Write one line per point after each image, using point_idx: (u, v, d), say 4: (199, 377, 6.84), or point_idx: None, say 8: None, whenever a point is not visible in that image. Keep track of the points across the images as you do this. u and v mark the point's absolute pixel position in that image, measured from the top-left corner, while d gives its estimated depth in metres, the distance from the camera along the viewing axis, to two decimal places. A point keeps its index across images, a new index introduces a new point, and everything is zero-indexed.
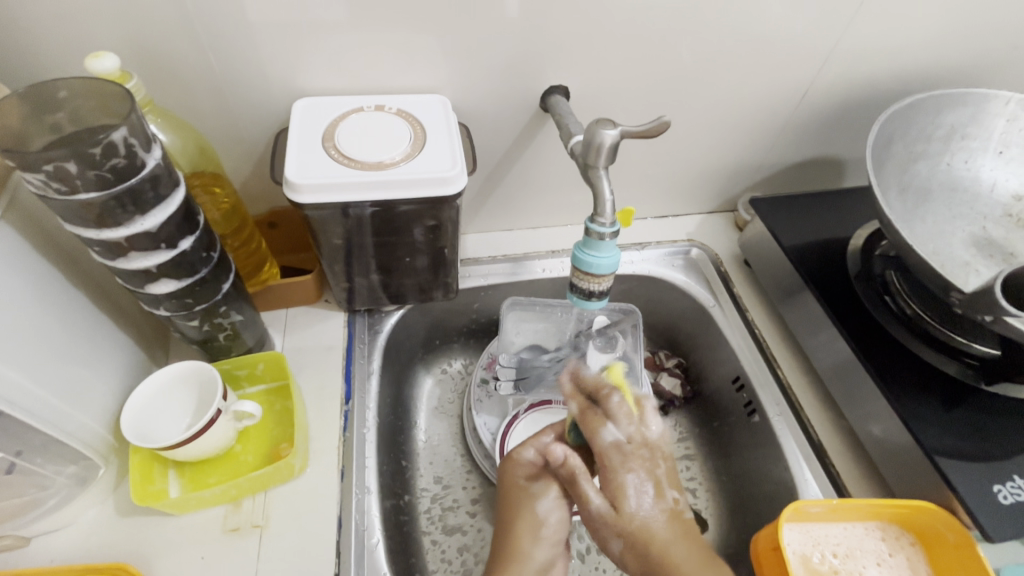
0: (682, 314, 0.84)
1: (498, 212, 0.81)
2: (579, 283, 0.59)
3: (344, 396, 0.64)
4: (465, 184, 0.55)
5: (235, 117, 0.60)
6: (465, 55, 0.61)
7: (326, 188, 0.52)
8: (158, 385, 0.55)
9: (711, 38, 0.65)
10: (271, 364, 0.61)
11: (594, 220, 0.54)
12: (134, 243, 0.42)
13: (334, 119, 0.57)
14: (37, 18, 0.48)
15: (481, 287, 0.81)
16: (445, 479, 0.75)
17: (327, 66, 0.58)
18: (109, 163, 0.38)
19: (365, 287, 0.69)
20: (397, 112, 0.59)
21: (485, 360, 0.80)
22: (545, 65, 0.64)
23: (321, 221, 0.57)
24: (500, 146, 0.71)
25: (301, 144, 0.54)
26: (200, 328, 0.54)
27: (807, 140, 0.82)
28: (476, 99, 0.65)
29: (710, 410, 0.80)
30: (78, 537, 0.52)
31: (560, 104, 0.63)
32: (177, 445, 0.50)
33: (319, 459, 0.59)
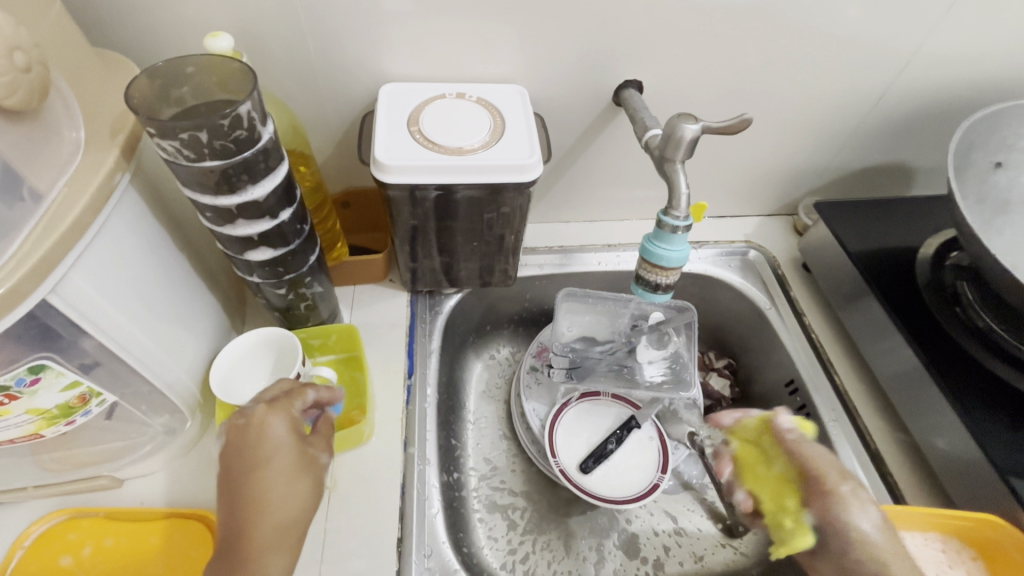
0: (735, 314, 0.84)
1: (558, 203, 0.82)
2: (645, 275, 0.59)
3: (407, 371, 0.67)
4: (541, 172, 0.56)
5: (322, 98, 0.62)
6: (545, 47, 0.62)
7: (412, 169, 0.54)
8: (242, 351, 0.58)
9: (791, 38, 0.65)
10: (343, 336, 0.64)
11: (667, 212, 0.55)
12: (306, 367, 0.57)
13: (417, 103, 0.59)
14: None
15: (536, 276, 0.82)
16: (493, 460, 0.79)
17: (413, 53, 0.61)
18: (233, 135, 0.41)
19: (429, 269, 0.72)
20: (478, 99, 0.60)
21: (536, 348, 0.83)
22: (619, 60, 0.65)
23: (398, 202, 0.59)
24: (567, 138, 0.72)
25: (388, 126, 0.56)
26: (285, 297, 0.57)
27: (876, 146, 0.80)
28: (549, 90, 0.66)
29: (757, 414, 0.81)
30: (166, 482, 0.56)
31: (634, 98, 0.64)
32: (291, 437, 0.45)
33: (384, 429, 0.62)
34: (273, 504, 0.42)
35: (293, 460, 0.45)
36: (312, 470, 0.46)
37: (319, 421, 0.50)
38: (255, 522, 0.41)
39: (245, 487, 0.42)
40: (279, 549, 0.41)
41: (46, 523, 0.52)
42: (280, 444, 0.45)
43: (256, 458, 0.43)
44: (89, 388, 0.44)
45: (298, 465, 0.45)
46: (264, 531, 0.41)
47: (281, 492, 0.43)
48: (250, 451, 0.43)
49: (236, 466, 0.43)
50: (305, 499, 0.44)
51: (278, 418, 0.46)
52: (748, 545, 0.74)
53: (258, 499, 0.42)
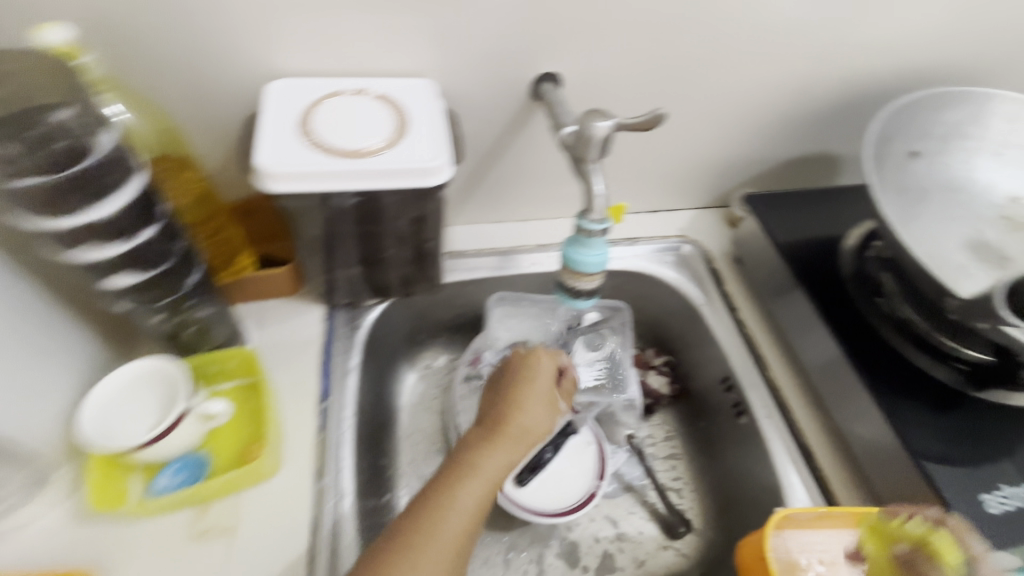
0: (671, 310, 0.83)
1: (486, 203, 0.78)
2: (567, 281, 0.56)
3: (321, 394, 0.61)
4: (450, 175, 0.52)
5: (204, 96, 0.56)
6: (452, 37, 0.57)
7: (302, 176, 0.48)
8: (113, 392, 0.51)
9: (709, 27, 0.63)
10: (244, 361, 0.58)
11: (585, 217, 0.52)
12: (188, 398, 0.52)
13: (310, 101, 0.53)
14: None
15: (466, 281, 0.78)
16: (429, 478, 0.75)
17: (304, 46, 0.55)
18: (56, 147, 0.36)
19: (344, 281, 0.66)
20: (379, 96, 0.55)
21: (469, 358, 0.77)
22: (536, 51, 0.61)
23: (295, 212, 0.54)
24: (488, 135, 0.68)
25: (275, 129, 0.50)
26: (166, 323, 0.51)
27: (802, 137, 0.80)
28: (463, 84, 0.62)
29: (695, 411, 0.80)
30: (30, 541, 0.49)
31: (551, 91, 0.60)
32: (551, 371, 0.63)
33: (294, 460, 0.56)
34: (479, 467, 0.52)
35: (548, 397, 0.60)
36: (550, 408, 0.60)
37: (563, 380, 0.67)
38: (509, 420, 0.56)
39: (504, 403, 0.58)
40: (514, 445, 0.55)
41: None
42: (542, 379, 0.61)
43: (519, 396, 0.59)
44: None
45: (547, 398, 0.60)
46: (517, 424, 0.56)
47: (531, 417, 0.58)
48: (522, 371, 0.61)
49: (490, 415, 0.58)
50: (542, 412, 0.59)
51: (550, 361, 0.64)
52: (689, 546, 0.72)
53: (469, 471, 0.52)
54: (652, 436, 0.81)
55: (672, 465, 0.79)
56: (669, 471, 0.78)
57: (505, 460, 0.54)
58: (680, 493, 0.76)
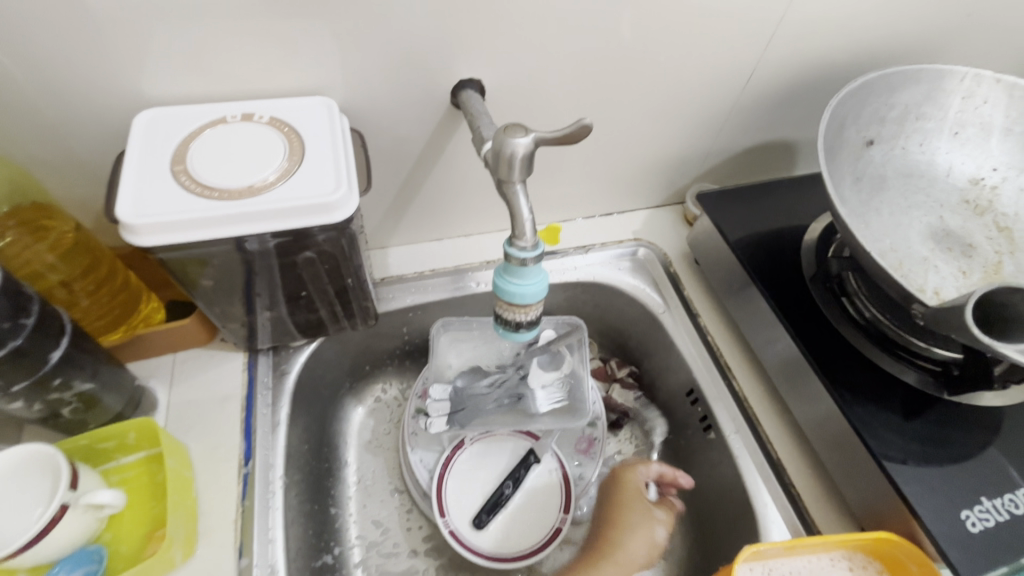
0: (631, 319, 0.78)
1: (423, 222, 0.72)
2: (503, 313, 0.50)
3: (243, 456, 0.55)
4: (355, 206, 0.45)
5: (63, 133, 0.48)
6: (351, 47, 0.50)
7: (174, 226, 0.41)
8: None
9: (643, 17, 0.57)
10: (143, 432, 0.50)
11: (512, 243, 0.46)
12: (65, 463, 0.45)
13: (186, 133, 0.46)
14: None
15: (408, 307, 0.72)
16: (384, 523, 0.69)
17: (174, 68, 0.47)
18: None
19: (264, 325, 0.59)
20: (268, 120, 0.48)
21: (421, 389, 0.72)
22: (451, 56, 0.54)
23: (181, 263, 0.47)
24: (412, 150, 0.62)
25: (142, 172, 0.43)
26: (33, 407, 0.43)
27: (755, 126, 0.75)
28: (374, 98, 0.55)
29: (664, 423, 0.76)
30: None
31: (472, 99, 0.54)
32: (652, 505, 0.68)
33: (211, 538, 0.50)
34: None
35: (648, 521, 0.67)
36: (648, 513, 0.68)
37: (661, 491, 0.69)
38: (612, 543, 0.67)
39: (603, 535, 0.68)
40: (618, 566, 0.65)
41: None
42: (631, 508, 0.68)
43: (614, 508, 0.69)
44: None
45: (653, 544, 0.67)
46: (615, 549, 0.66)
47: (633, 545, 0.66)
48: (620, 496, 0.70)
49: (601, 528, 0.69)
50: (646, 546, 0.66)
51: (636, 476, 0.70)
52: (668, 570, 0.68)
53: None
54: (621, 451, 0.76)
55: None
56: None
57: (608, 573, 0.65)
58: None
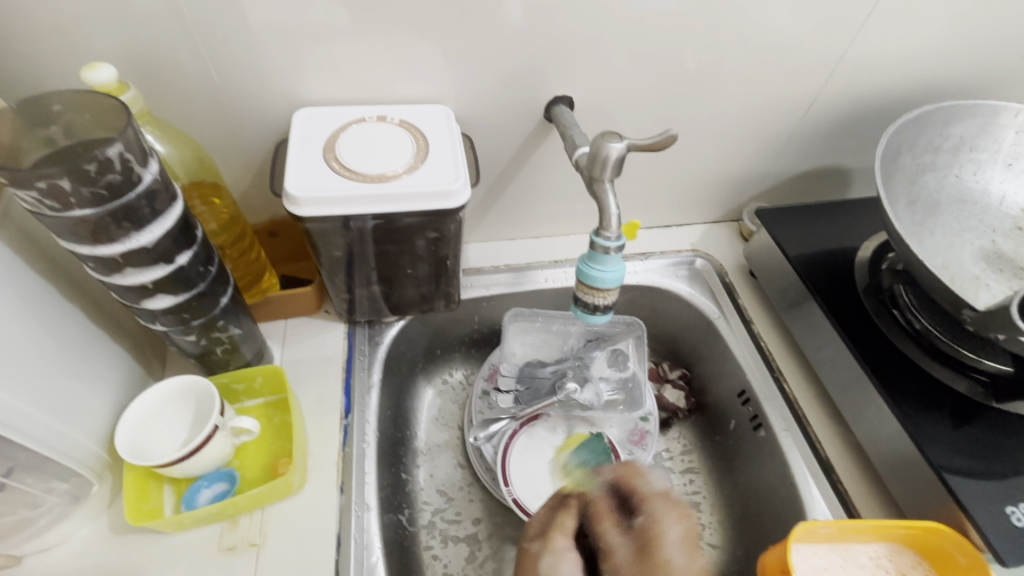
0: (686, 325, 0.83)
1: (501, 222, 0.80)
2: (583, 296, 0.57)
3: (344, 409, 0.63)
4: (468, 196, 0.53)
5: (233, 124, 0.59)
6: (468, 66, 0.60)
7: (327, 201, 0.50)
8: (153, 405, 0.54)
9: (716, 48, 0.64)
10: (269, 378, 0.59)
11: (599, 233, 0.53)
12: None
13: (335, 129, 0.56)
14: (24, 10, 0.46)
15: (482, 297, 0.80)
16: (448, 492, 0.76)
17: (329, 77, 0.58)
18: (104, 180, 0.37)
19: (366, 299, 0.68)
20: (399, 122, 0.58)
21: (487, 372, 0.78)
22: (549, 76, 0.63)
23: (321, 234, 0.56)
24: (503, 156, 0.70)
25: (301, 156, 0.53)
26: (197, 342, 0.53)
27: (813, 151, 0.81)
28: (479, 109, 0.64)
29: (713, 424, 0.80)
30: (72, 555, 0.51)
31: (565, 114, 0.63)
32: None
33: (318, 475, 0.58)
34: None
35: None
36: None
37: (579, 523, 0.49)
38: None
39: None
40: None
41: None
42: None
43: None
44: None
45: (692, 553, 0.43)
46: None
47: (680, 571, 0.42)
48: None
49: None
50: None
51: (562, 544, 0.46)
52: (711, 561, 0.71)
53: None
54: (668, 450, 0.81)
55: (690, 479, 0.79)
56: (687, 485, 0.78)
57: None
58: (700, 507, 0.76)
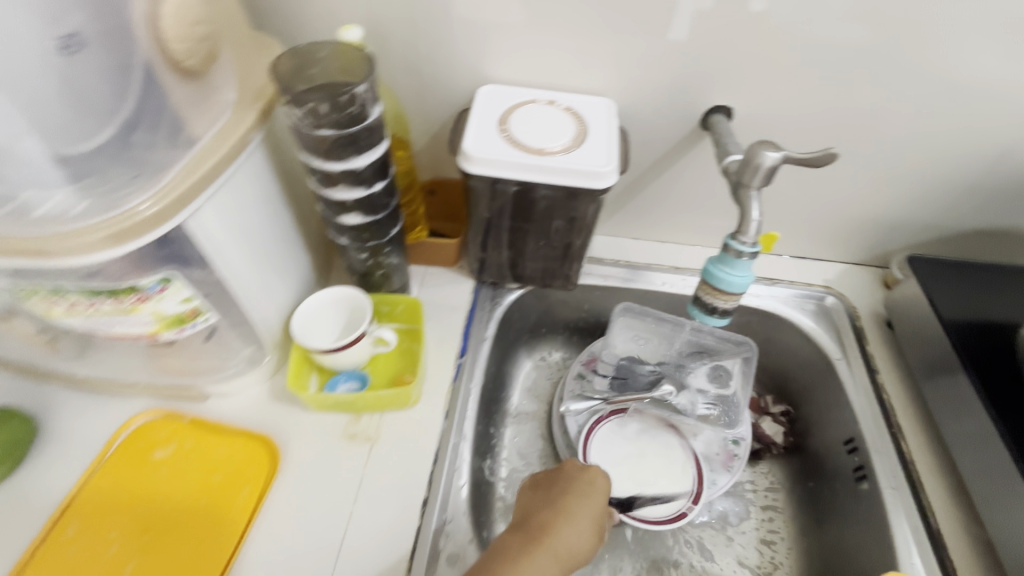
0: (801, 361, 0.80)
1: (631, 219, 0.83)
2: (704, 297, 0.59)
3: (460, 350, 0.71)
4: (614, 181, 0.58)
5: (426, 90, 0.69)
6: (639, 67, 0.65)
7: (494, 163, 0.58)
8: (319, 303, 0.65)
9: (901, 82, 0.62)
10: (408, 308, 0.69)
11: (735, 237, 0.55)
12: (152, 218, 0.43)
13: (509, 106, 0.64)
14: None
15: (597, 286, 0.83)
16: (527, 456, 0.81)
17: (514, 61, 0.66)
18: (347, 110, 0.48)
19: (496, 262, 0.76)
20: (566, 108, 0.64)
21: (586, 356, 0.82)
22: (714, 87, 0.65)
23: (477, 193, 0.64)
24: (650, 156, 0.74)
25: (480, 123, 0.61)
26: (365, 262, 0.64)
27: (994, 206, 0.73)
28: (639, 109, 0.69)
29: (809, 468, 0.77)
30: (242, 405, 0.64)
31: (721, 123, 0.65)
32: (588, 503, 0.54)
33: (429, 398, 0.66)
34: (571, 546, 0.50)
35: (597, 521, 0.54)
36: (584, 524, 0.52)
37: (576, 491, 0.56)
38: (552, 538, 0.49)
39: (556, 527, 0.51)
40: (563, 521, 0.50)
41: (137, 419, 0.62)
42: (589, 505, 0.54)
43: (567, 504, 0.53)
44: (200, 304, 0.51)
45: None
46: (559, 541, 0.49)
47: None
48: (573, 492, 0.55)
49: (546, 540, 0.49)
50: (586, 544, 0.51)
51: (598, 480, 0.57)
52: None
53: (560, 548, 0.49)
54: (753, 481, 0.79)
55: (770, 516, 0.76)
56: (766, 521, 0.75)
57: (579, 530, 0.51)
58: (774, 546, 0.73)
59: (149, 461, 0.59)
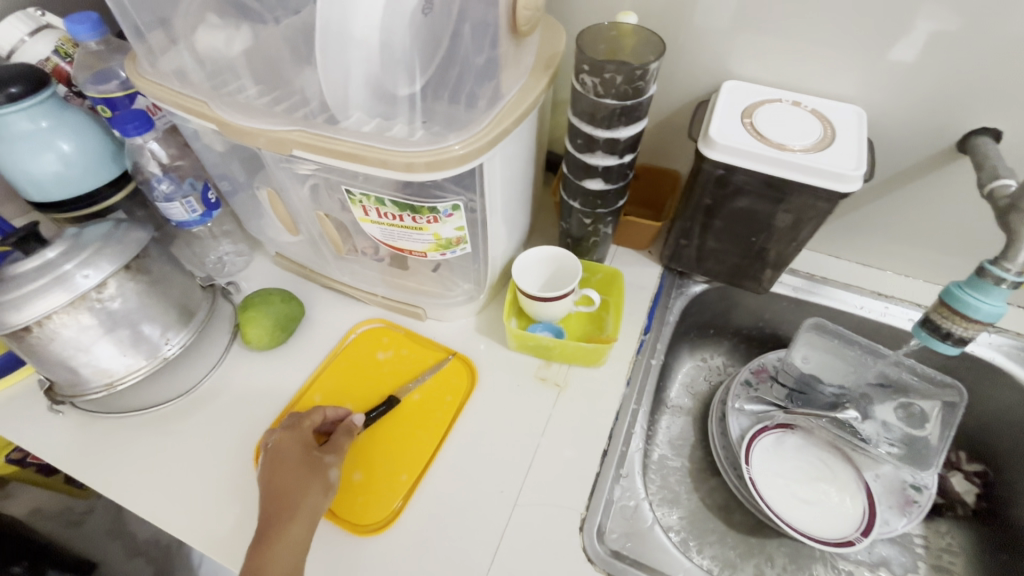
0: (1014, 422, 0.72)
1: (838, 235, 0.80)
2: (936, 319, 0.57)
3: (645, 327, 0.74)
4: (858, 185, 0.58)
5: (664, 78, 0.73)
6: (901, 79, 0.63)
7: (736, 153, 0.61)
8: (532, 258, 0.72)
9: None
10: (606, 278, 0.75)
11: (995, 262, 0.52)
12: (460, 157, 0.51)
13: (756, 101, 0.66)
14: None
15: (784, 296, 0.81)
16: (678, 444, 0.81)
17: (763, 60, 0.67)
18: (634, 84, 0.54)
19: (690, 252, 0.77)
20: (813, 110, 0.64)
21: (755, 366, 0.80)
22: (985, 107, 0.62)
23: (702, 179, 0.66)
24: (880, 172, 0.71)
25: (725, 114, 0.64)
26: (585, 228, 0.70)
27: None
28: (885, 121, 0.67)
29: (1002, 539, 0.69)
30: (453, 331, 0.74)
31: (987, 146, 0.61)
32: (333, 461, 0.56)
33: (613, 363, 0.70)
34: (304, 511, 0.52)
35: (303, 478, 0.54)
36: (320, 486, 0.54)
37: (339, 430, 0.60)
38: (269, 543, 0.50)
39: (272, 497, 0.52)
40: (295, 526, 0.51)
41: (364, 324, 0.75)
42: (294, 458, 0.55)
43: (291, 505, 0.52)
44: (465, 234, 0.60)
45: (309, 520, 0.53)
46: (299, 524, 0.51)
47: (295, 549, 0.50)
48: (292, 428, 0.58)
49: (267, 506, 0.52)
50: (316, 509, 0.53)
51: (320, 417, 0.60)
52: None
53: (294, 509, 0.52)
54: (925, 535, 0.74)
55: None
56: None
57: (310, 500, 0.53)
58: None
59: (373, 358, 0.72)
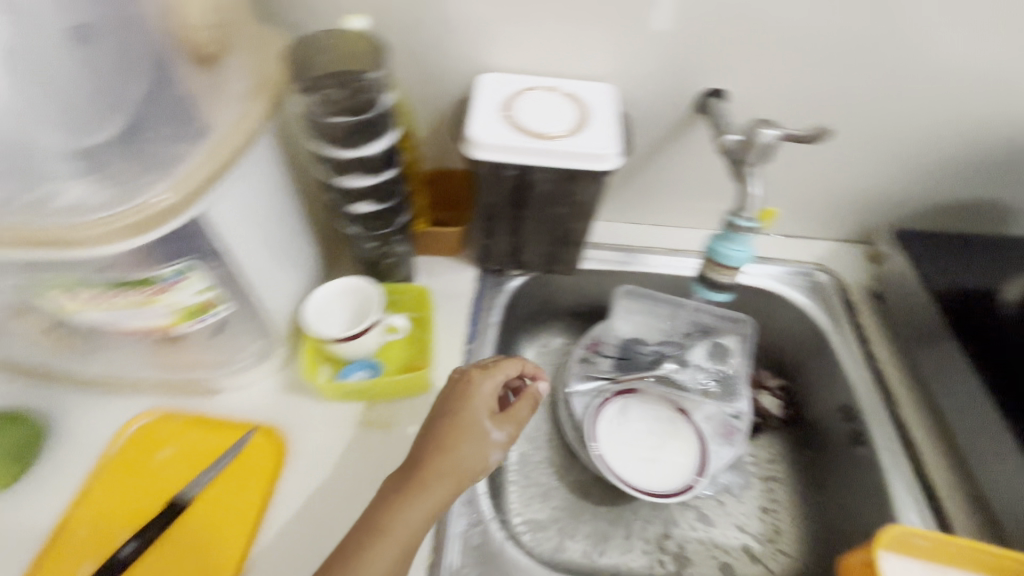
0: (796, 338, 0.83)
1: (628, 203, 0.84)
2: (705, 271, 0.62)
3: (467, 336, 0.71)
4: (617, 163, 0.60)
5: (423, 79, 0.69)
6: (635, 53, 0.66)
7: (500, 150, 0.59)
8: (326, 295, 0.65)
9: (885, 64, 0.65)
10: (415, 297, 0.70)
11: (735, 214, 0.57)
12: (171, 207, 0.43)
13: (511, 93, 0.65)
14: None
15: (595, 271, 0.84)
16: (533, 440, 0.80)
17: (512, 49, 0.66)
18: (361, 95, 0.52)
19: (496, 248, 0.75)
20: (567, 94, 0.65)
21: (587, 341, 0.83)
22: (708, 70, 0.67)
23: (483, 180, 0.65)
24: (645, 140, 0.75)
25: (484, 111, 0.62)
26: (375, 251, 0.66)
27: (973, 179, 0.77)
28: (634, 93, 0.70)
29: (806, 438, 0.79)
30: (252, 398, 0.64)
31: (717, 104, 0.66)
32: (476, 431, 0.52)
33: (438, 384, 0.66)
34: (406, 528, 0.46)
35: (456, 452, 0.51)
36: (462, 474, 0.50)
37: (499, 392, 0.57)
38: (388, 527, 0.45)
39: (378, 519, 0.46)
40: (397, 549, 0.45)
41: (133, 422, 0.61)
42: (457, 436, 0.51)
43: (409, 497, 0.47)
44: (216, 294, 0.51)
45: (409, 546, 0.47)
46: (401, 527, 0.46)
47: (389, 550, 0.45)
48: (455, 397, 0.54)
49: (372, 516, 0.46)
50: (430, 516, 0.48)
51: (485, 387, 0.55)
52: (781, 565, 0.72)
53: (397, 525, 0.46)
54: (755, 453, 0.81)
55: (771, 485, 0.78)
56: (767, 490, 0.78)
57: (435, 498, 0.48)
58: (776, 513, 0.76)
59: (151, 460, 0.59)
